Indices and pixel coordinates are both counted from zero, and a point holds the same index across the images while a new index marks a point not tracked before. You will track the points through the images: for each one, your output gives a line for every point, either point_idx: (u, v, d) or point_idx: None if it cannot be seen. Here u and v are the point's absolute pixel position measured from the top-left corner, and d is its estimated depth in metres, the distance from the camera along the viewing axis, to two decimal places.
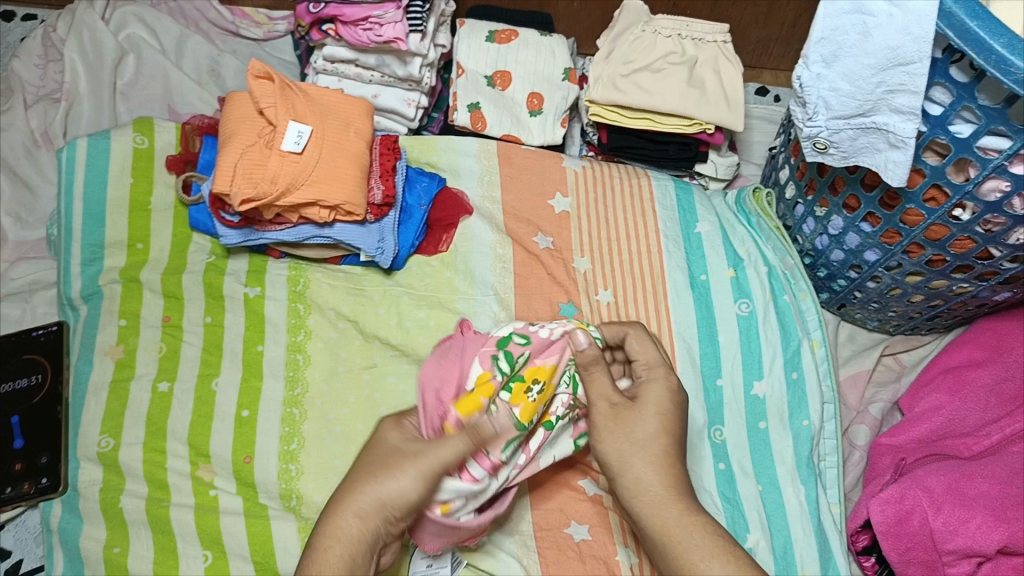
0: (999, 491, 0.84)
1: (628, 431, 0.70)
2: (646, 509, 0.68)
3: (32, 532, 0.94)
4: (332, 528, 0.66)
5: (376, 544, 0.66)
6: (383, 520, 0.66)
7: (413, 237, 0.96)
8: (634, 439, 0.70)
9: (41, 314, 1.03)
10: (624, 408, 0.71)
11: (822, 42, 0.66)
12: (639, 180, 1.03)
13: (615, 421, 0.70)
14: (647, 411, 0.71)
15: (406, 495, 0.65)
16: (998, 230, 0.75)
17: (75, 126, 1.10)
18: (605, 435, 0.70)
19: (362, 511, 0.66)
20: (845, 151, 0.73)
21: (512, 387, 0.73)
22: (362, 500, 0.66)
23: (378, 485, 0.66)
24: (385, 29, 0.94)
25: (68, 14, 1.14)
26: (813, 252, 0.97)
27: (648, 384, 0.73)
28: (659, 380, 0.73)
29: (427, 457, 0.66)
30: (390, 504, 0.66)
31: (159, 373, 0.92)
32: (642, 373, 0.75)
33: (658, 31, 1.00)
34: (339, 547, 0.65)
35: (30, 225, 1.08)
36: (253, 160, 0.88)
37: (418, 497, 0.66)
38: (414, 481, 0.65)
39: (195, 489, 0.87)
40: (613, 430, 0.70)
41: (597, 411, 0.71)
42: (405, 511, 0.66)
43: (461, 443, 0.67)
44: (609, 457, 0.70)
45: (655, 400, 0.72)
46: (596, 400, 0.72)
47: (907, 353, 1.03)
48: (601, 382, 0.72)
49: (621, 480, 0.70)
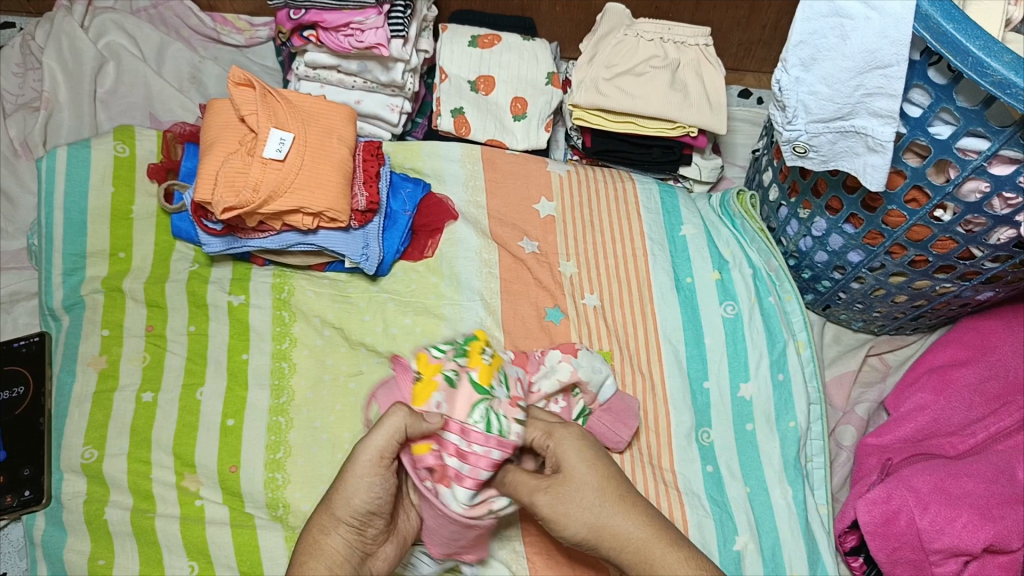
0: (985, 490, 0.85)
1: (579, 503, 0.68)
2: (632, 561, 0.68)
3: (15, 545, 0.92)
4: (304, 544, 0.69)
5: (349, 554, 0.69)
6: (346, 528, 0.69)
7: (397, 243, 0.96)
8: (592, 503, 0.68)
9: (23, 324, 1.02)
10: (558, 484, 0.69)
11: (800, 45, 0.66)
12: (624, 184, 1.04)
13: (559, 501, 0.68)
14: (579, 473, 0.69)
15: (353, 499, 0.68)
16: (978, 230, 0.76)
17: (55, 135, 1.08)
18: (563, 519, 0.68)
19: (324, 526, 0.69)
20: (824, 154, 0.73)
21: (468, 358, 0.73)
22: (321, 515, 0.69)
23: (330, 499, 0.69)
24: (366, 34, 0.94)
25: (47, 22, 1.13)
26: (797, 253, 0.97)
27: (559, 447, 0.71)
28: (565, 440, 0.71)
29: (361, 458, 0.67)
30: (346, 516, 0.68)
31: (143, 383, 0.91)
32: (546, 442, 0.72)
33: (639, 35, 1.00)
34: (310, 559, 0.68)
35: (10, 235, 1.06)
36: (235, 166, 0.87)
37: (365, 501, 0.68)
38: (357, 489, 0.68)
39: (180, 500, 0.86)
40: (567, 509, 0.68)
41: (539, 505, 0.68)
42: (363, 517, 0.69)
43: (384, 429, 0.67)
44: (581, 534, 0.68)
45: (576, 461, 0.70)
46: (529, 494, 0.69)
47: (892, 353, 1.03)
48: (523, 475, 0.70)
49: (603, 545, 0.68)
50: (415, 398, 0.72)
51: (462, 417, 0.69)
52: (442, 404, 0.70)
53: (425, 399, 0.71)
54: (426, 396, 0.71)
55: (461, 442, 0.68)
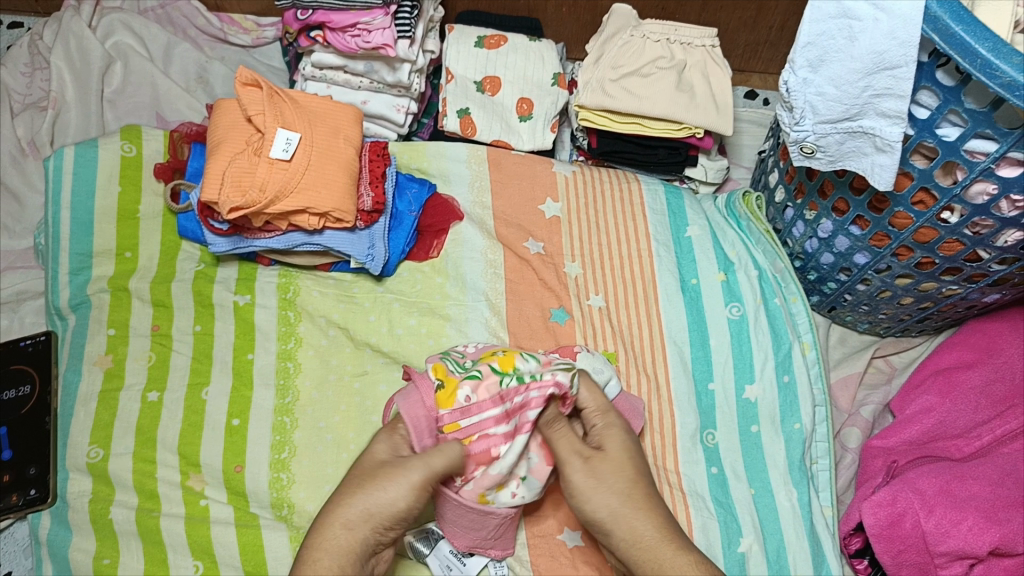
0: (990, 492, 0.85)
1: (610, 486, 0.70)
2: (642, 556, 0.68)
3: (21, 544, 0.93)
4: (319, 539, 0.66)
5: (364, 553, 0.67)
6: (371, 530, 0.67)
7: (403, 243, 0.96)
8: (619, 490, 0.70)
9: (29, 323, 1.02)
10: (597, 461, 0.71)
11: (808, 47, 0.66)
12: (629, 184, 1.03)
13: (594, 475, 0.70)
14: (619, 458, 0.72)
15: (394, 504, 0.67)
16: (986, 233, 0.75)
17: (63, 135, 1.09)
18: (590, 492, 0.69)
19: (350, 521, 0.66)
20: (832, 155, 0.73)
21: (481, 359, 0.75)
22: (350, 510, 0.67)
23: (366, 496, 0.67)
24: (373, 35, 0.94)
25: (55, 22, 1.14)
26: (803, 255, 0.97)
27: (606, 433, 0.74)
28: (615, 424, 0.74)
29: (416, 469, 0.67)
30: (378, 516, 0.67)
31: (148, 383, 0.91)
32: (596, 419, 0.75)
33: (646, 36, 1.00)
34: (326, 557, 0.65)
35: (17, 234, 1.07)
36: (242, 166, 0.87)
37: (405, 507, 0.67)
38: (400, 492, 0.67)
39: (185, 499, 0.86)
40: (595, 486, 0.69)
41: (573, 468, 0.70)
42: (392, 520, 0.67)
43: (448, 454, 0.68)
44: (600, 514, 0.69)
45: (621, 448, 0.72)
46: (566, 457, 0.71)
47: (897, 356, 1.03)
48: (567, 437, 0.72)
49: (616, 533, 0.69)
50: (438, 405, 0.72)
51: (495, 390, 0.72)
52: (470, 394, 0.72)
53: (450, 404, 0.72)
54: (452, 399, 0.72)
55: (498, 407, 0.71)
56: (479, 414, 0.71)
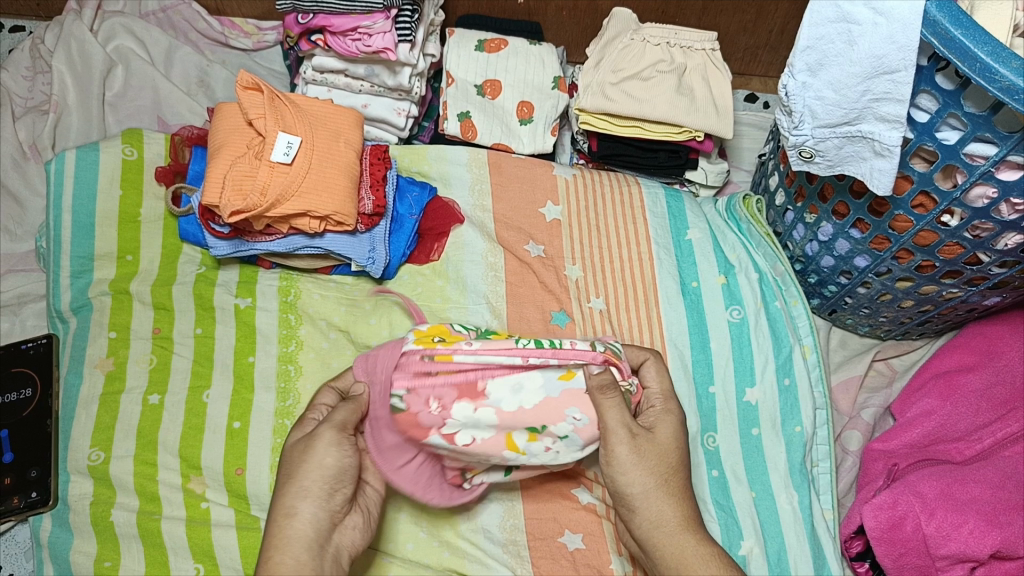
0: (991, 496, 0.85)
1: (653, 465, 0.69)
2: (664, 539, 0.69)
3: (22, 547, 0.93)
4: (271, 535, 0.67)
5: (319, 531, 0.67)
6: (313, 504, 0.67)
7: (404, 246, 0.95)
8: (658, 473, 0.69)
9: (31, 326, 1.02)
10: (645, 442, 0.69)
11: (807, 51, 0.67)
12: (630, 188, 1.04)
13: (639, 452, 0.69)
14: (667, 445, 0.71)
15: (322, 465, 0.68)
16: (986, 236, 0.75)
17: (64, 138, 1.09)
18: (628, 467, 0.69)
19: (289, 506, 0.67)
20: (830, 160, 0.73)
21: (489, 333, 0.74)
22: (286, 497, 0.67)
23: (295, 475, 0.68)
24: (374, 39, 0.94)
25: (57, 26, 1.14)
26: (803, 257, 0.97)
27: (660, 419, 0.73)
28: (674, 412, 0.74)
29: (323, 429, 0.70)
30: (314, 486, 0.67)
31: (149, 386, 0.91)
32: (657, 402, 0.75)
33: (646, 40, 1.00)
34: (280, 550, 0.65)
35: (19, 238, 1.07)
36: (243, 170, 0.87)
37: (333, 462, 0.68)
38: (323, 451, 0.69)
39: (186, 502, 0.86)
40: (637, 462, 0.69)
41: (619, 441, 0.68)
42: (331, 483, 0.68)
43: (346, 406, 0.72)
44: (634, 490, 0.69)
45: (671, 436, 0.72)
46: (615, 427, 0.68)
47: (898, 358, 1.03)
48: (617, 410, 0.68)
49: (641, 514, 0.69)
50: (414, 340, 0.69)
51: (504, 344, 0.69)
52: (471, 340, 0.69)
53: (429, 340, 0.69)
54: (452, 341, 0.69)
55: (514, 357, 0.68)
56: (476, 356, 0.67)
